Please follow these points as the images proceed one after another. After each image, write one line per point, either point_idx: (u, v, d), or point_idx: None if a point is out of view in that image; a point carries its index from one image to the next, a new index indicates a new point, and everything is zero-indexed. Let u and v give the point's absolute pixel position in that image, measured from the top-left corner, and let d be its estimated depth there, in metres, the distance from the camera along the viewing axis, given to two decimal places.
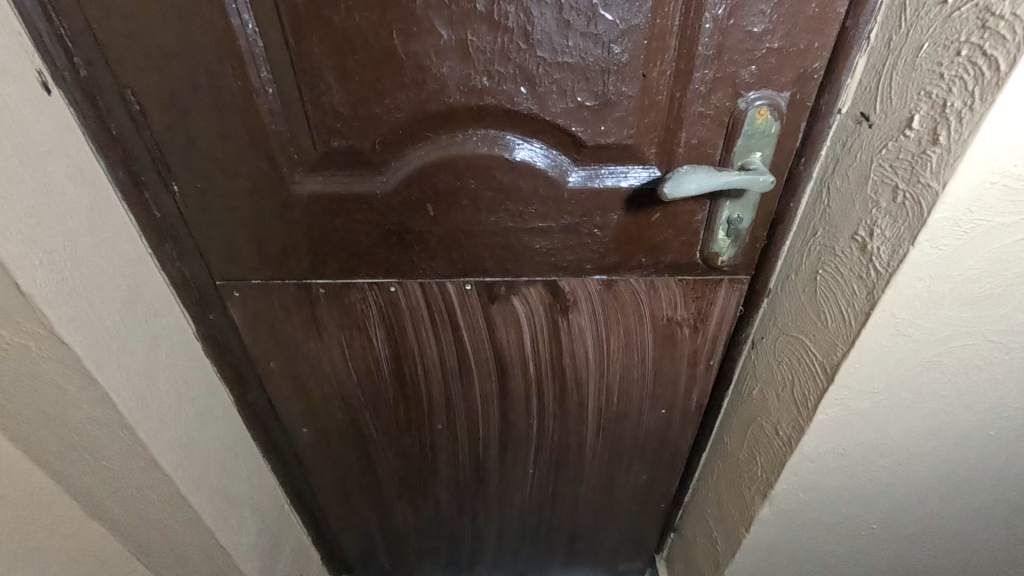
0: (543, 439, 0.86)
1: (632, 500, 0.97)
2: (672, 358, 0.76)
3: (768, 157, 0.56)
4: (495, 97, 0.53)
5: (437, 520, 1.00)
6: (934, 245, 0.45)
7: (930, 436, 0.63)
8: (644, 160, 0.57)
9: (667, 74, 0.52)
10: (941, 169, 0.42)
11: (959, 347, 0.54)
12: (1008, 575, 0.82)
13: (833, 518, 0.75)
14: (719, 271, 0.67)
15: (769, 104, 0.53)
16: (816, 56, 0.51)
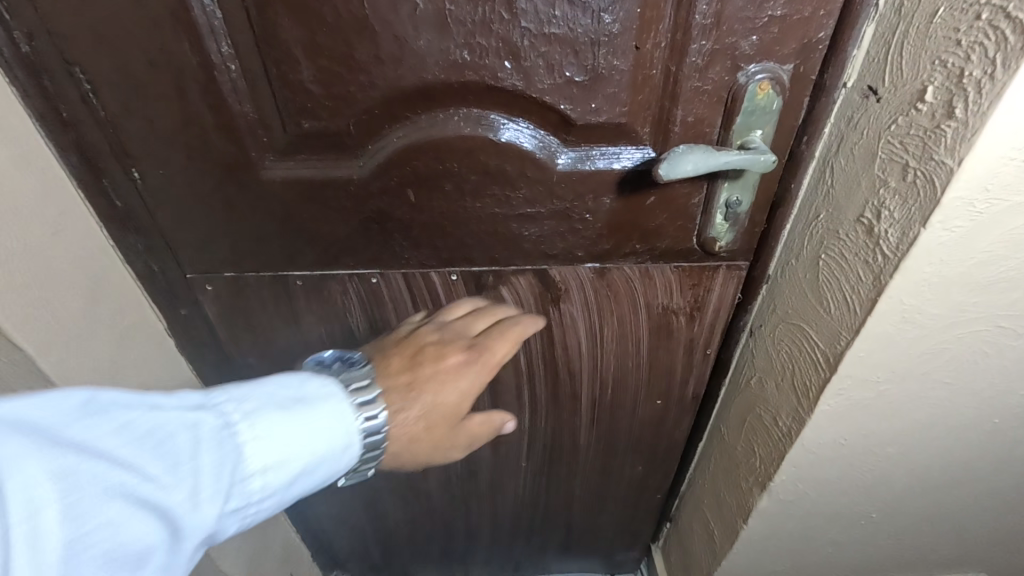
0: (535, 431, 0.83)
1: (628, 491, 0.95)
2: (667, 347, 0.73)
3: (769, 135, 0.53)
4: (478, 72, 0.49)
5: (429, 515, 0.97)
6: (946, 227, 0.42)
7: (934, 424, 0.61)
8: (638, 140, 0.54)
9: (661, 47, 0.49)
10: (956, 144, 0.39)
11: (967, 334, 0.51)
12: (1007, 560, 0.81)
13: (833, 508, 0.74)
14: (716, 257, 0.64)
15: (771, 78, 0.50)
16: (821, 25, 0.47)
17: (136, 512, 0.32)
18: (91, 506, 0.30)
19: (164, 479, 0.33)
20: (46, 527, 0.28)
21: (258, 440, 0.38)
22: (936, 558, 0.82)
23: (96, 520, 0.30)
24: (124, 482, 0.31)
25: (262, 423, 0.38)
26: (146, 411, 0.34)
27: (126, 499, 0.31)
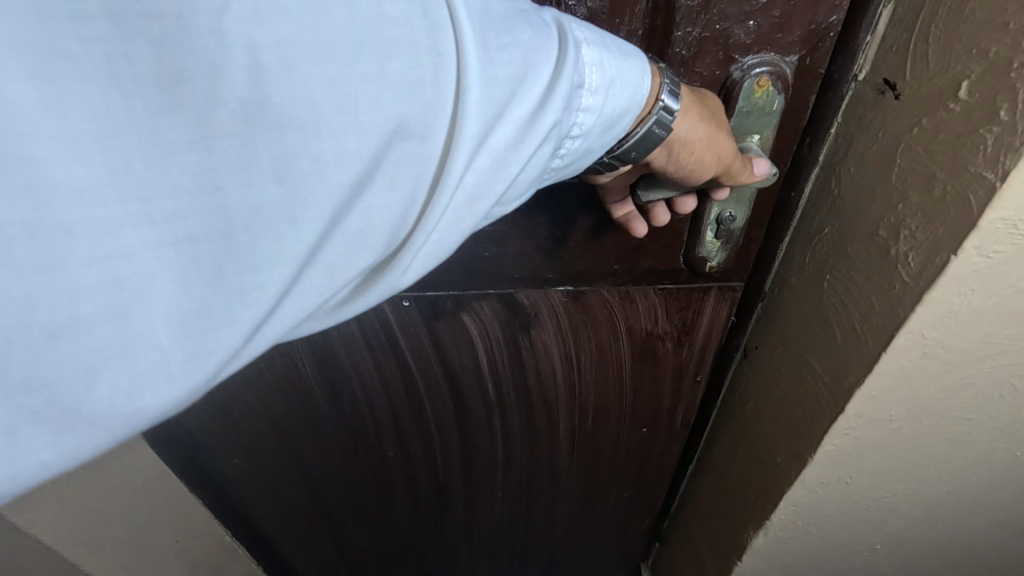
0: (510, 462, 0.76)
1: (615, 519, 0.88)
2: (653, 375, 0.66)
3: (768, 143, 0.45)
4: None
5: (401, 548, 0.90)
6: (982, 253, 0.35)
7: (950, 459, 0.54)
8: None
9: (638, 35, 0.41)
10: (1000, 152, 0.32)
11: (995, 369, 0.44)
12: None
13: (835, 542, 0.67)
14: (707, 279, 0.56)
15: (770, 73, 0.42)
16: (832, 7, 0.39)
17: (541, 46, 0.29)
18: (497, 24, 0.28)
19: (553, 29, 0.31)
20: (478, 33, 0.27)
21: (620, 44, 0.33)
22: None
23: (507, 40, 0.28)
24: (523, 22, 0.29)
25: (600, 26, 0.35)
26: None
27: (525, 25, 0.29)
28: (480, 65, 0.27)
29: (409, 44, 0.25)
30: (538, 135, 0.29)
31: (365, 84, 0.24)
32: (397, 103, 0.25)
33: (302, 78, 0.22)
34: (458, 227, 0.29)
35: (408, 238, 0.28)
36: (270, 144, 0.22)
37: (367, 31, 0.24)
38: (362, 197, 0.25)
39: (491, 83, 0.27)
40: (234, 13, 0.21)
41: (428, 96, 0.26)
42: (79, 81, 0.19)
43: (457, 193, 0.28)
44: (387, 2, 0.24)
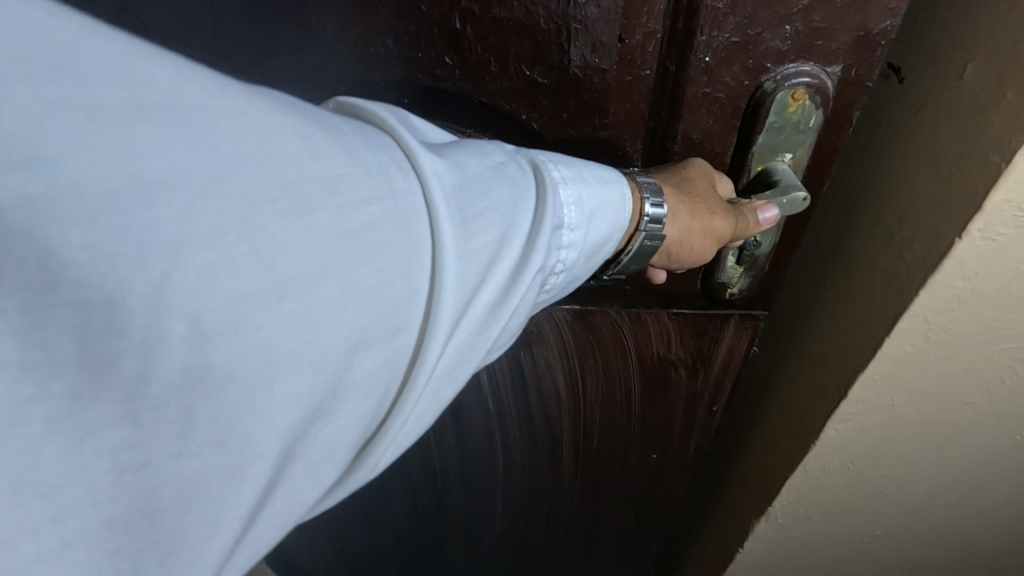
0: (513, 475, 0.77)
1: (615, 551, 0.86)
2: (665, 401, 0.67)
3: (802, 160, 0.45)
4: (421, 62, 0.46)
5: (402, 553, 0.92)
6: (987, 235, 0.35)
7: (951, 445, 0.55)
8: (627, 157, 0.48)
9: (657, 37, 0.42)
10: (1006, 134, 0.32)
11: (998, 355, 0.45)
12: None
13: (838, 527, 0.68)
14: (728, 305, 0.58)
15: (807, 84, 0.41)
16: (885, 13, 0.39)
17: (514, 204, 0.34)
18: (469, 196, 0.32)
19: (523, 183, 0.35)
20: (451, 207, 0.31)
21: (594, 175, 0.39)
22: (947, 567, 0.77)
23: (476, 207, 0.32)
24: (497, 191, 0.34)
25: (573, 161, 0.40)
26: (488, 145, 0.37)
27: (497, 185, 0.34)
28: (459, 241, 0.31)
29: (383, 244, 0.28)
30: (518, 286, 0.34)
31: (330, 309, 0.26)
32: (362, 318, 0.28)
33: (258, 321, 0.25)
34: (443, 394, 0.33)
35: (392, 415, 0.30)
36: (210, 407, 0.24)
37: (350, 236, 0.27)
38: (333, 410, 0.28)
39: (470, 254, 0.31)
40: (173, 282, 0.23)
41: (402, 291, 0.29)
42: (10, 374, 0.20)
43: (445, 358, 0.32)
44: (358, 210, 0.28)
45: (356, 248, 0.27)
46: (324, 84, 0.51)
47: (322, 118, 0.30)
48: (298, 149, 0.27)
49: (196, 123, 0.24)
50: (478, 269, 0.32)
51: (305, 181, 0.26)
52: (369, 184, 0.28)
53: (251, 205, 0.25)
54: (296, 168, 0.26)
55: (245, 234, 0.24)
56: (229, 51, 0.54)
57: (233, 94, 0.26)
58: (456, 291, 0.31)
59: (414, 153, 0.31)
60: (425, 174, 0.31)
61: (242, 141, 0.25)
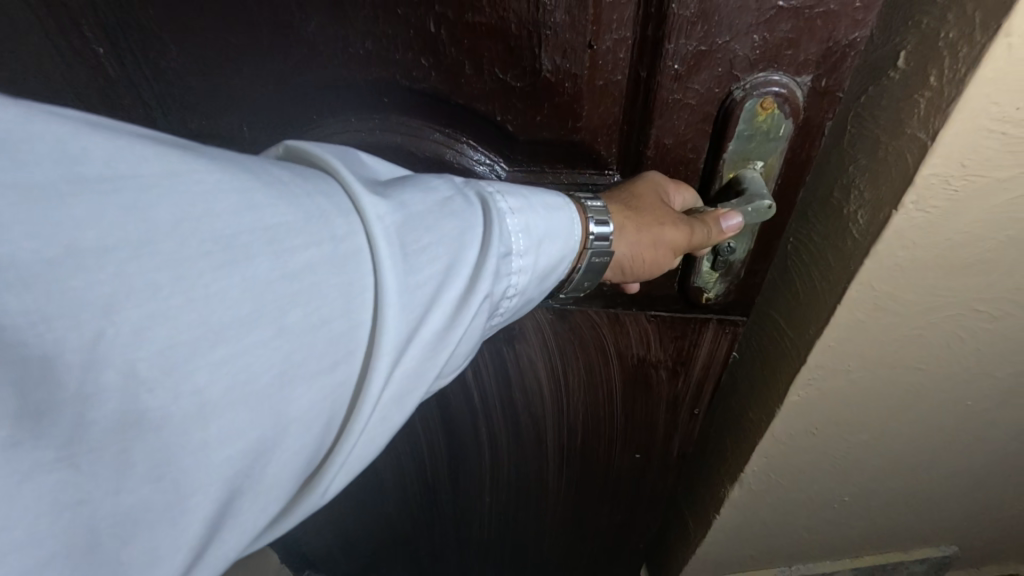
0: (502, 468, 0.80)
1: (608, 534, 0.90)
2: (646, 399, 0.70)
3: (774, 167, 0.48)
4: (398, 63, 0.49)
5: (398, 539, 0.96)
6: (921, 207, 0.39)
7: (903, 410, 0.60)
8: (602, 157, 0.52)
9: (628, 43, 0.45)
10: (930, 115, 0.36)
11: (941, 320, 0.49)
12: (969, 513, 0.84)
13: (806, 492, 0.73)
14: (706, 309, 0.60)
15: (776, 94, 0.44)
16: (854, 24, 0.41)
17: (459, 236, 0.37)
18: (413, 235, 0.35)
19: (467, 215, 0.39)
20: (394, 247, 0.34)
21: (542, 203, 0.43)
22: (902, 521, 0.84)
23: (420, 244, 0.35)
24: (443, 229, 0.37)
25: (523, 191, 0.44)
26: (437, 180, 0.40)
27: (442, 219, 0.37)
28: (402, 276, 0.33)
29: (320, 284, 0.31)
30: (465, 313, 0.37)
31: (266, 350, 0.29)
32: (298, 356, 0.30)
33: (194, 367, 0.27)
34: (398, 416, 0.36)
35: (340, 440, 0.33)
36: (149, 448, 0.26)
37: (287, 280, 0.30)
38: (278, 444, 0.30)
39: (414, 287, 0.34)
40: (108, 337, 0.24)
41: (343, 326, 0.32)
42: None
43: (392, 383, 0.34)
44: (296, 253, 0.30)
45: (293, 291, 0.30)
46: (312, 95, 0.54)
47: (260, 168, 0.32)
48: (235, 201, 0.29)
49: (128, 187, 0.26)
50: (421, 300, 0.34)
51: (242, 231, 0.29)
52: (308, 230, 0.31)
53: (188, 259, 0.27)
54: (230, 221, 0.28)
55: (181, 285, 0.26)
56: (200, 50, 0.54)
57: (166, 154, 0.28)
58: (400, 323, 0.33)
59: (358, 196, 0.34)
60: (367, 215, 0.34)
61: (180, 199, 0.27)
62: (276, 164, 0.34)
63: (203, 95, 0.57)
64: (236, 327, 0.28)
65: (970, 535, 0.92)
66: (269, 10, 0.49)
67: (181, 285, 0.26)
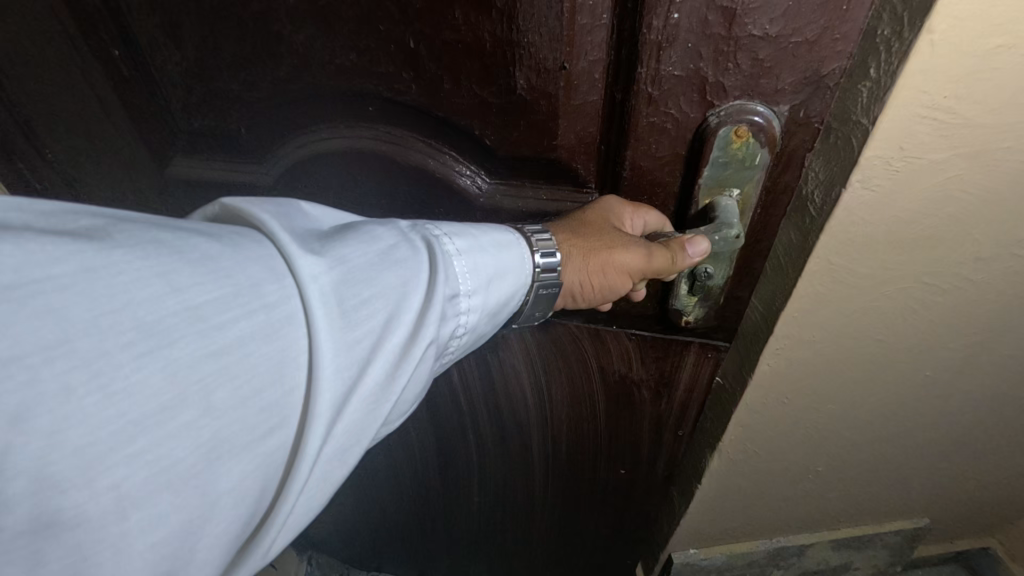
0: (483, 457, 0.92)
1: (599, 526, 0.99)
2: (630, 413, 0.78)
3: (750, 197, 0.51)
4: (378, 75, 0.54)
5: (409, 515, 1.11)
6: (867, 185, 0.44)
7: (868, 381, 0.65)
8: (579, 174, 0.56)
9: (602, 63, 0.49)
10: (871, 103, 0.40)
11: (895, 292, 0.54)
12: (944, 484, 0.89)
13: (782, 464, 0.79)
14: (687, 334, 0.66)
15: (750, 125, 0.47)
16: (834, 53, 0.43)
17: (403, 287, 0.42)
18: (351, 293, 0.39)
19: (411, 263, 0.43)
20: (332, 310, 0.38)
21: (489, 243, 0.50)
22: (880, 492, 0.89)
23: (359, 299, 0.39)
24: (384, 284, 0.41)
25: (470, 231, 0.50)
26: (382, 229, 0.45)
27: (380, 272, 0.41)
28: (336, 335, 0.38)
29: (246, 359, 0.34)
30: (405, 364, 0.41)
31: (193, 429, 0.32)
32: (225, 431, 0.34)
33: (111, 461, 0.29)
34: (342, 465, 0.40)
35: (284, 490, 0.37)
36: (63, 546, 0.29)
37: (211, 361, 0.33)
38: (208, 520, 0.34)
39: (349, 344, 0.38)
40: (16, 448, 0.27)
41: (276, 392, 0.36)
42: None
43: (332, 435, 0.38)
44: (224, 329, 0.34)
45: (219, 366, 0.33)
46: (313, 108, 0.59)
47: (182, 244, 0.36)
48: (158, 288, 0.32)
49: (45, 291, 0.29)
50: (356, 354, 0.39)
51: (166, 316, 0.32)
52: (237, 303, 0.35)
53: (108, 354, 0.30)
54: (153, 309, 0.32)
55: (99, 382, 0.29)
56: (201, 62, 0.58)
57: (78, 251, 0.31)
58: (333, 383, 0.37)
59: (293, 260, 0.38)
60: (301, 278, 0.38)
61: (98, 294, 0.30)
62: (211, 232, 0.38)
63: (207, 103, 0.61)
64: (156, 415, 0.31)
65: (946, 507, 0.97)
66: (265, 24, 0.54)
67: (101, 383, 0.29)
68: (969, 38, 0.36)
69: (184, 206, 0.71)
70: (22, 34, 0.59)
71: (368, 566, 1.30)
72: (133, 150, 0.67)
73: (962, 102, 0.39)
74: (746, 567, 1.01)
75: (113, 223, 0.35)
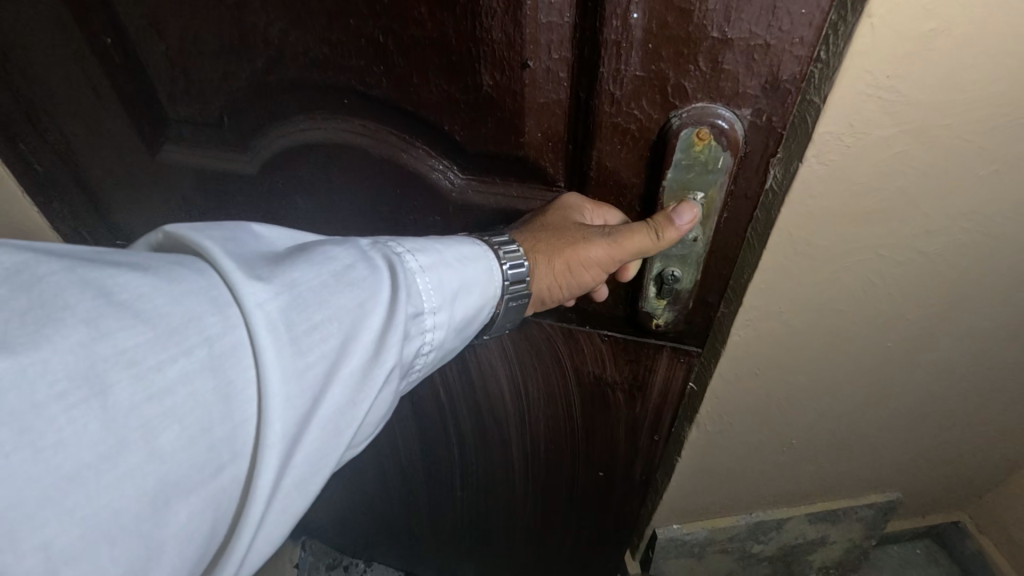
0: (465, 446, 0.95)
1: (582, 521, 1.01)
2: (607, 415, 0.81)
3: (714, 199, 0.51)
4: (350, 69, 0.56)
5: (397, 506, 1.14)
6: (821, 160, 0.48)
7: (834, 353, 0.69)
8: (548, 172, 0.58)
9: (567, 61, 0.50)
10: (822, 83, 0.44)
11: (853, 264, 0.58)
12: (913, 458, 0.94)
13: (757, 437, 0.83)
14: (660, 338, 0.68)
15: (711, 126, 0.48)
16: (792, 57, 0.44)
17: (361, 308, 0.43)
18: (304, 318, 0.40)
19: (369, 283, 0.44)
20: (281, 337, 0.39)
21: (454, 258, 0.52)
22: (853, 467, 0.94)
23: (312, 323, 0.40)
24: (341, 305, 0.42)
25: (435, 246, 0.52)
26: (339, 247, 0.45)
27: (333, 295, 0.42)
28: (285, 363, 0.38)
29: (189, 399, 0.35)
30: (367, 384, 0.42)
31: (137, 473, 0.33)
32: (171, 473, 0.34)
33: (46, 516, 0.30)
34: (299, 492, 0.41)
35: (242, 518, 0.38)
36: None
37: (155, 402, 0.33)
38: (163, 554, 0.34)
39: (299, 370, 0.39)
40: None
41: (225, 427, 0.36)
42: None
43: (290, 461, 0.39)
44: (166, 367, 0.34)
45: (165, 407, 0.34)
46: (294, 99, 0.61)
47: (113, 281, 0.35)
48: (92, 333, 0.32)
49: None
50: (305, 380, 0.39)
51: (102, 361, 0.32)
52: (175, 340, 0.35)
53: (40, 406, 0.30)
54: (85, 355, 0.31)
55: (28, 437, 0.29)
56: (185, 55, 0.60)
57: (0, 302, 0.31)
58: (285, 410, 0.38)
59: (237, 288, 0.38)
60: (246, 307, 0.38)
61: (27, 346, 0.30)
62: (149, 263, 0.38)
63: (193, 95, 0.64)
64: (97, 461, 0.31)
65: (915, 481, 1.02)
66: (244, 17, 0.56)
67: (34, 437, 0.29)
68: (905, 23, 0.39)
69: (177, 196, 0.74)
70: (16, 28, 0.61)
71: (361, 556, 1.33)
72: (122, 140, 0.69)
73: (904, 82, 0.43)
74: (726, 541, 1.05)
75: (39, 260, 0.34)
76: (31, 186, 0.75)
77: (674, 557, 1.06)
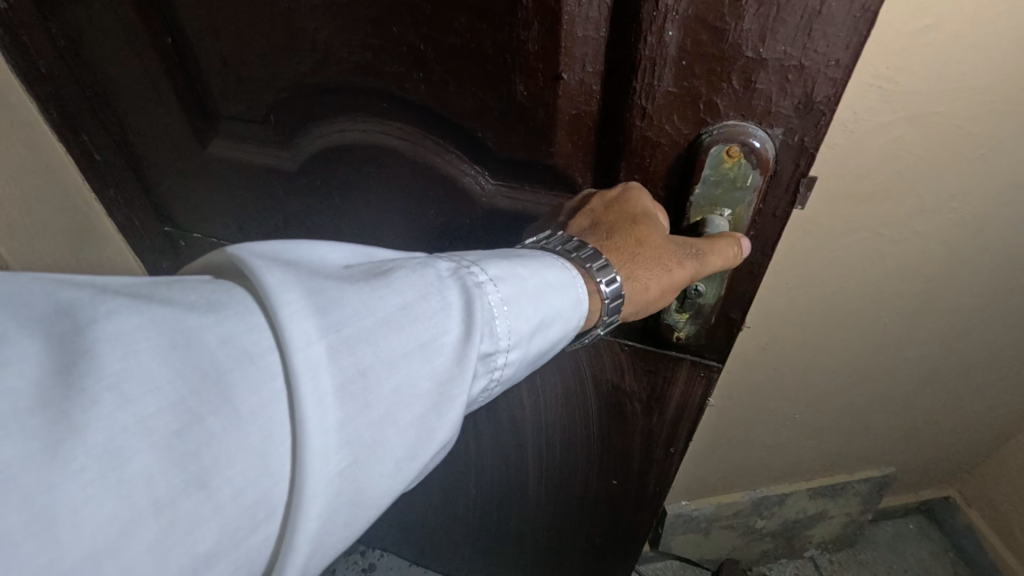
0: (483, 441, 0.99)
1: (595, 522, 1.04)
2: (624, 424, 0.85)
3: (738, 216, 0.55)
4: (389, 74, 0.60)
5: (413, 502, 1.17)
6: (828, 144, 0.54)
7: (836, 329, 0.75)
8: (576, 182, 0.62)
9: (601, 76, 0.54)
10: None
11: (854, 244, 0.63)
12: (906, 433, 1.00)
13: (763, 413, 0.88)
14: (679, 353, 0.71)
15: (743, 144, 0.51)
16: (827, 81, 0.47)
17: (417, 349, 0.38)
18: (357, 363, 0.35)
19: (433, 319, 0.39)
20: (329, 386, 0.34)
21: (533, 287, 0.46)
22: (851, 443, 1.00)
23: (365, 368, 0.35)
24: (394, 347, 0.37)
25: (517, 273, 0.46)
26: (406, 276, 0.40)
27: (389, 334, 0.37)
28: (330, 414, 0.34)
29: (223, 465, 0.31)
30: (419, 434, 0.38)
31: (169, 550, 0.29)
32: (205, 546, 0.30)
33: None
34: (337, 548, 0.37)
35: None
36: None
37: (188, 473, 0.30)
38: None
39: (344, 421, 0.34)
40: None
41: (258, 490, 0.32)
42: None
43: (328, 522, 0.35)
44: (201, 429, 0.30)
45: (196, 480, 0.30)
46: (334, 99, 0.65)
47: (157, 326, 0.31)
48: (125, 395, 0.29)
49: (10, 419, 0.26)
50: (351, 437, 0.34)
51: (128, 431, 0.28)
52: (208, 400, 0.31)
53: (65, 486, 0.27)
54: (103, 428, 0.28)
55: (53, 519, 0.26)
56: (234, 55, 0.64)
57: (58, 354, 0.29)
58: (326, 468, 0.33)
59: (284, 325, 0.33)
60: (293, 349, 0.33)
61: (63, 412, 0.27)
62: (198, 302, 0.34)
63: (238, 93, 0.68)
64: (126, 539, 0.28)
65: (908, 457, 1.08)
66: (291, 21, 0.59)
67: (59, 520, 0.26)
68: (904, 20, 0.45)
69: (216, 189, 0.78)
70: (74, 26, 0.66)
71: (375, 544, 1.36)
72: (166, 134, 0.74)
73: (901, 74, 0.48)
74: (732, 517, 1.10)
75: (97, 299, 0.32)
76: (89, 172, 0.80)
77: (681, 532, 1.11)
